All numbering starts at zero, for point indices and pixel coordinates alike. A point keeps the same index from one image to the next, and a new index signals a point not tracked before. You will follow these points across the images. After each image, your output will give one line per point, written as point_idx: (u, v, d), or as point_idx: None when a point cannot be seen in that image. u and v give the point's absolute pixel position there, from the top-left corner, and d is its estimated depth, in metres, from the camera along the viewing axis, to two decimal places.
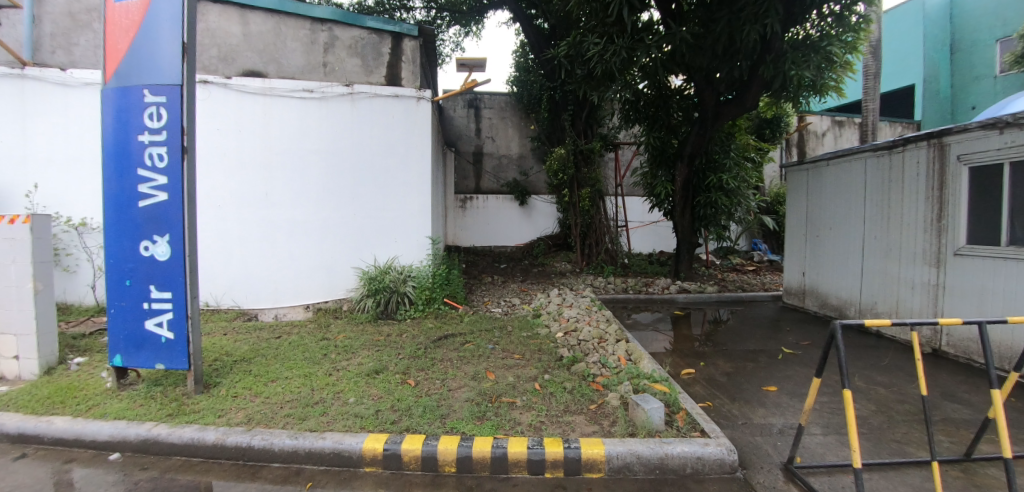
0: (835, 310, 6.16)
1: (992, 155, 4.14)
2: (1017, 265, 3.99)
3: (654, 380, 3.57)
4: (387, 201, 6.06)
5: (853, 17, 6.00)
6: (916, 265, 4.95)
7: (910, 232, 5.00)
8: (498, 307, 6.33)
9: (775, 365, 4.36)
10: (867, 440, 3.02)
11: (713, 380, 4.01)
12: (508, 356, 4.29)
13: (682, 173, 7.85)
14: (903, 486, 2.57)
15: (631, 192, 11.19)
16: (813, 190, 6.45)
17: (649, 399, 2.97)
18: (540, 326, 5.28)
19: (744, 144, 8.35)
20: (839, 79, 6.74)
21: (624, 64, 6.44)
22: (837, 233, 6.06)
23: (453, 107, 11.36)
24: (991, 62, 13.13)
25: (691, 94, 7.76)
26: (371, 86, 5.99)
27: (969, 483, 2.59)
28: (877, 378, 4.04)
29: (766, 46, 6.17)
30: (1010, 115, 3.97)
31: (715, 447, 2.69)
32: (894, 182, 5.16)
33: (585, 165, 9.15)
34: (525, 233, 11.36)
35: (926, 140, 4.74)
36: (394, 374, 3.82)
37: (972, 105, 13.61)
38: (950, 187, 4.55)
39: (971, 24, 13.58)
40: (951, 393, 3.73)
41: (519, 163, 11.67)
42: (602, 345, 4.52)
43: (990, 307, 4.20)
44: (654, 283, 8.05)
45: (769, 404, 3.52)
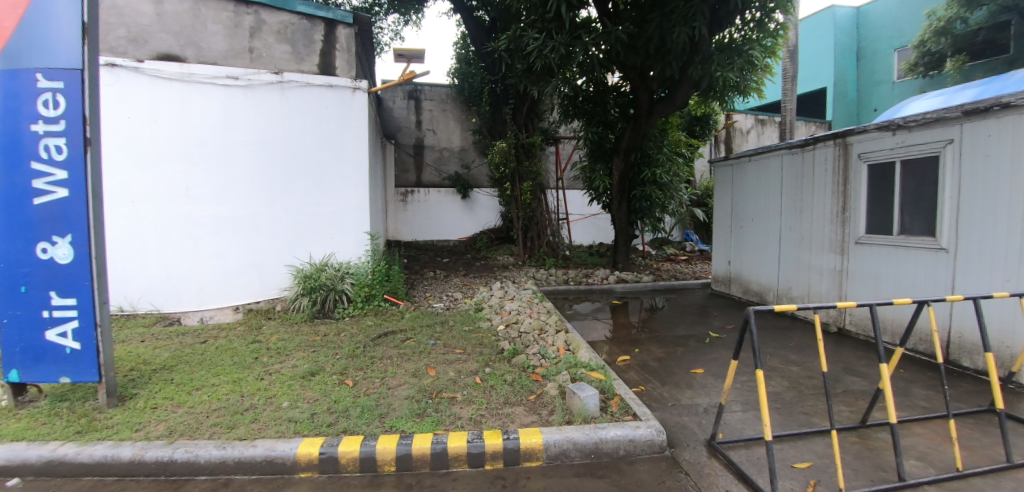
0: (756, 296, 6.65)
1: (887, 154, 4.61)
2: (905, 252, 4.49)
3: (591, 368, 3.71)
4: (322, 196, 5.83)
5: (772, 24, 6.44)
6: (824, 253, 5.44)
7: (819, 223, 5.49)
8: (440, 302, 6.29)
9: (703, 349, 4.66)
10: (780, 414, 3.31)
11: (646, 366, 4.21)
12: (450, 351, 4.28)
13: (619, 167, 8.14)
14: (809, 453, 2.84)
15: (571, 186, 11.45)
16: (737, 184, 6.90)
17: (584, 387, 3.10)
18: (482, 320, 5.31)
19: (676, 140, 8.73)
20: (759, 81, 7.23)
21: (563, 60, 6.56)
22: (757, 225, 6.54)
23: (392, 98, 11.07)
24: (890, 70, 14.55)
25: (627, 91, 8.04)
26: (302, 74, 5.71)
27: (862, 447, 2.93)
28: (790, 357, 4.43)
29: (695, 48, 6.50)
30: (900, 119, 4.43)
31: (645, 429, 2.85)
32: (806, 178, 5.64)
33: (526, 158, 9.24)
34: (467, 227, 11.37)
35: (833, 139, 5.21)
36: (331, 375, 3.71)
37: (874, 107, 15.15)
38: (853, 182, 5.03)
39: (873, 33, 14.99)
40: (851, 367, 4.16)
41: (461, 156, 11.58)
42: (542, 336, 4.63)
43: (884, 290, 4.71)
44: (594, 274, 8.31)
45: (696, 386, 3.77)
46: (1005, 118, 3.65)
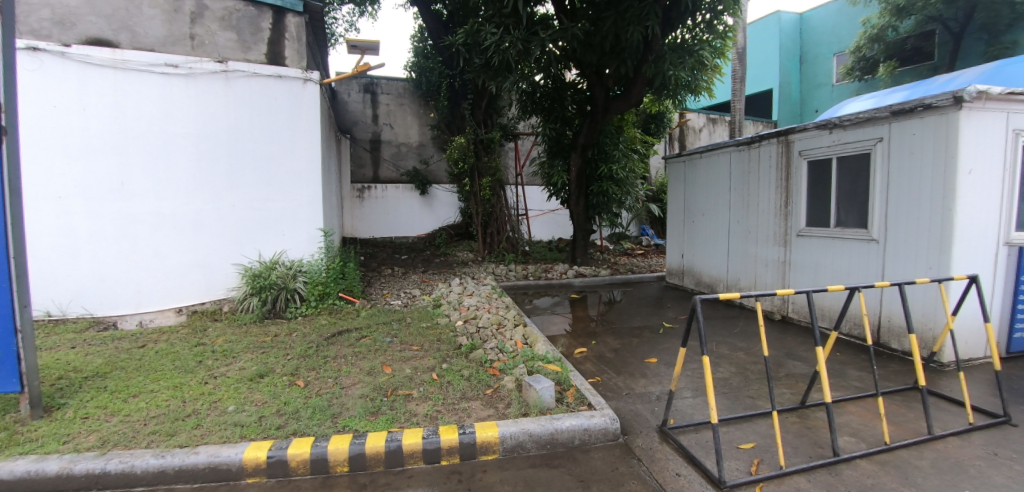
0: (707, 287, 6.91)
1: (825, 150, 4.89)
2: (841, 243, 4.78)
3: (548, 360, 3.75)
4: (271, 191, 5.59)
5: (721, 26, 6.68)
6: (769, 245, 5.72)
7: (764, 217, 5.76)
8: (398, 299, 6.18)
9: (657, 339, 4.81)
10: (728, 398, 3.47)
11: (602, 357, 4.30)
12: (407, 348, 4.22)
13: (576, 163, 8.24)
14: (753, 434, 2.99)
15: (530, 182, 11.51)
16: (689, 180, 7.14)
17: (540, 379, 3.13)
18: (440, 317, 5.26)
19: (631, 136, 8.91)
20: (709, 81, 7.48)
21: (521, 56, 6.57)
22: (708, 219, 6.79)
23: (347, 91, 10.76)
24: (829, 73, 15.44)
25: (584, 88, 8.15)
26: (248, 64, 5.45)
27: (801, 426, 3.11)
28: (738, 344, 4.64)
29: (649, 47, 6.65)
30: (836, 118, 4.71)
31: (599, 418, 2.91)
32: (752, 174, 5.90)
33: (485, 154, 9.21)
34: (426, 223, 11.24)
35: (776, 137, 5.47)
36: (281, 377, 3.58)
37: (815, 108, 16.04)
38: (794, 177, 5.30)
39: (814, 38, 15.86)
40: (793, 352, 4.40)
41: (419, 152, 11.40)
42: (500, 331, 4.65)
43: (823, 279, 5.00)
44: (553, 269, 8.41)
45: (649, 374, 3.88)
46: (927, 118, 3.94)
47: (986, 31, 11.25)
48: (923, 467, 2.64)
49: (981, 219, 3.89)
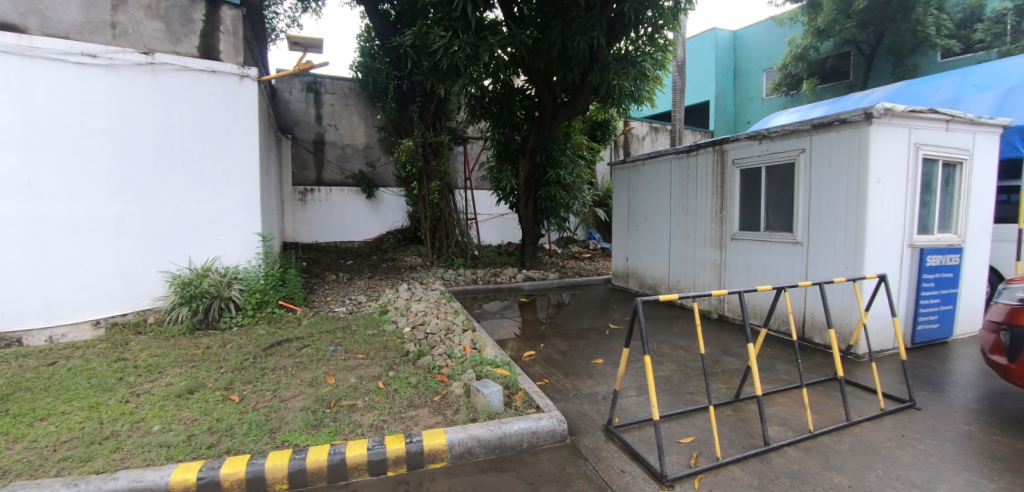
0: (650, 288, 7.19)
1: (755, 159, 5.22)
2: (770, 246, 5.13)
3: (496, 365, 3.77)
4: (203, 193, 5.24)
5: (661, 39, 6.99)
6: (706, 248, 6.03)
7: (702, 222, 6.08)
8: (342, 306, 5.97)
9: (602, 340, 4.95)
10: (669, 395, 3.62)
11: (550, 360, 4.37)
12: (351, 357, 4.10)
13: (525, 168, 8.34)
14: (692, 428, 3.14)
15: (479, 186, 11.52)
16: (633, 186, 7.41)
17: (488, 384, 3.14)
18: (387, 323, 5.13)
19: (578, 143, 9.12)
20: (651, 91, 7.80)
21: (469, 60, 6.56)
22: (651, 224, 7.07)
23: (289, 89, 10.33)
24: (759, 88, 16.54)
25: (532, 94, 8.26)
26: (178, 56, 5.09)
27: (736, 418, 3.30)
28: (678, 342, 4.85)
29: (594, 57, 6.84)
30: (765, 129, 5.05)
31: (547, 420, 2.96)
32: (691, 180, 6.21)
33: (434, 157, 9.09)
34: (372, 227, 10.96)
35: (712, 146, 5.79)
36: (214, 391, 3.36)
37: (748, 120, 17.15)
38: (728, 185, 5.63)
39: (746, 55, 16.97)
40: (728, 349, 4.67)
41: (365, 154, 11.10)
42: (449, 336, 4.61)
43: (754, 280, 5.33)
44: (502, 273, 8.44)
45: (596, 375, 3.99)
46: (843, 132, 4.32)
47: (892, 54, 12.51)
48: (842, 451, 2.88)
49: (888, 224, 4.30)
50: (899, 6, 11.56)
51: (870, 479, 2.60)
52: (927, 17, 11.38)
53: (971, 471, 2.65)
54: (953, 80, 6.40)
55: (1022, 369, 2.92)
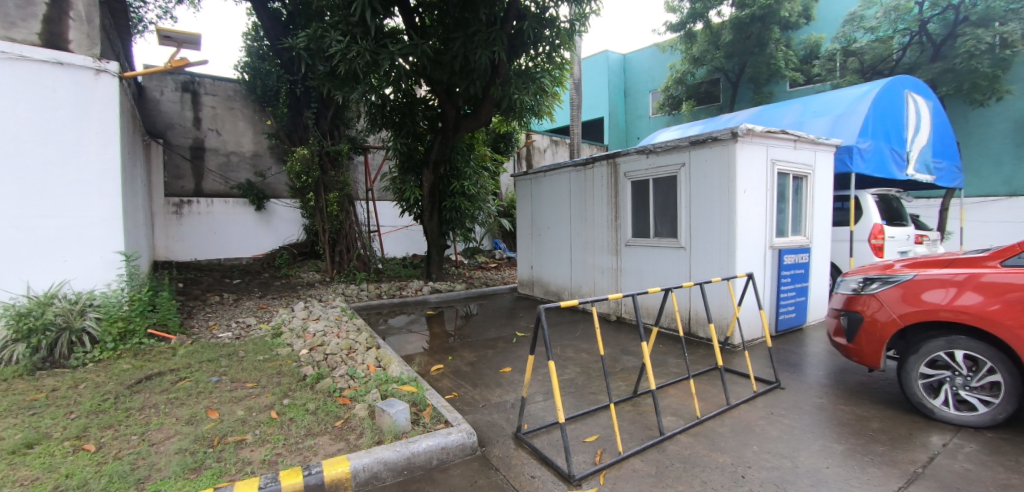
0: (553, 295, 7.47)
1: (644, 172, 5.69)
2: (659, 251, 5.60)
3: (402, 382, 3.67)
4: (46, 206, 4.44)
5: (559, 58, 7.31)
6: (603, 255, 6.43)
7: (599, 230, 6.46)
8: (227, 331, 5.39)
9: (510, 348, 5.03)
10: (574, 397, 3.79)
11: (459, 372, 4.35)
12: (239, 387, 3.72)
13: (429, 179, 8.29)
14: (595, 427, 3.31)
15: (382, 197, 11.16)
16: (535, 197, 7.68)
17: (394, 403, 3.04)
18: (281, 347, 4.72)
19: (483, 155, 9.12)
20: (550, 106, 8.14)
21: (369, 67, 6.35)
22: (553, 233, 7.35)
23: (160, 88, 9.21)
24: (646, 107, 18.11)
25: (435, 104, 8.20)
26: (11, 43, 4.30)
27: (634, 412, 3.54)
28: (581, 345, 5.10)
29: (496, 71, 6.96)
30: (652, 145, 5.51)
31: (456, 434, 2.93)
32: (588, 191, 6.58)
33: (331, 167, 8.66)
34: (262, 242, 10.10)
35: (605, 159, 6.19)
36: (61, 442, 2.84)
37: (637, 136, 18.65)
38: (621, 195, 6.06)
39: (634, 76, 18.48)
40: (626, 348, 5.00)
41: (253, 162, 10.17)
42: (351, 356, 4.39)
43: (646, 283, 5.78)
44: (407, 286, 8.24)
45: (504, 383, 4.04)
46: (715, 148, 4.88)
47: (752, 82, 14.44)
48: (724, 433, 3.22)
49: (753, 229, 4.91)
50: (757, 41, 13.39)
51: (747, 455, 2.93)
52: (778, 53, 13.31)
53: (824, 438, 3.11)
54: (796, 107, 7.47)
55: (860, 348, 3.51)
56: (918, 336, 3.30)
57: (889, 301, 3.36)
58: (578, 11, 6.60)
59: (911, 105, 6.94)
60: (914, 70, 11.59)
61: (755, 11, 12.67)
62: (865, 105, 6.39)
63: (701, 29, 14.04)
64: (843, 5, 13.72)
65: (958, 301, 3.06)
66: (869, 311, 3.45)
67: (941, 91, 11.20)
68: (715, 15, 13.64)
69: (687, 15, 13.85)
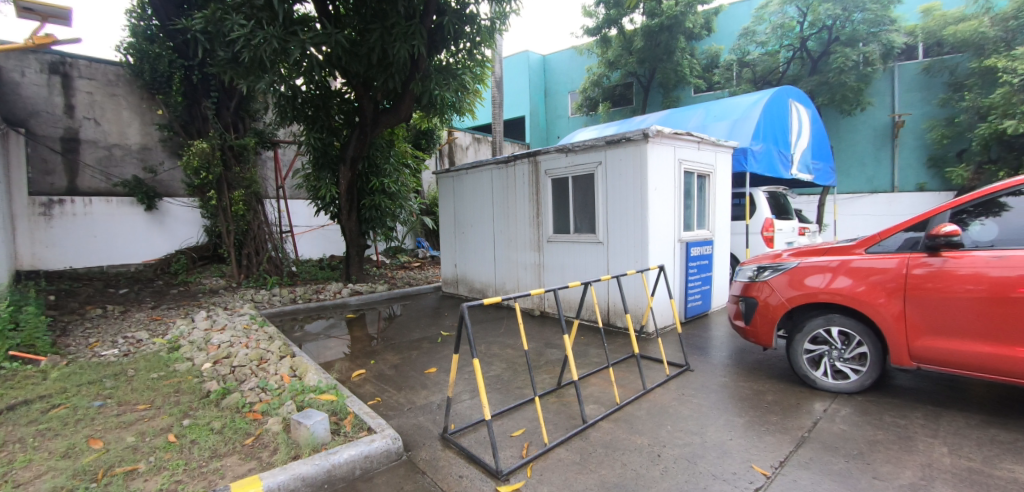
0: (478, 292, 7.49)
1: (563, 170, 5.85)
2: (579, 246, 5.80)
3: (320, 391, 3.49)
4: None
5: (479, 55, 7.27)
6: (526, 251, 6.54)
7: (521, 226, 6.56)
8: (113, 348, 4.78)
9: (435, 348, 4.97)
10: (500, 392, 3.83)
11: (382, 376, 4.22)
12: (129, 410, 3.32)
13: (346, 176, 7.93)
14: (522, 420, 3.37)
15: (294, 195, 10.49)
16: (458, 194, 7.63)
17: (311, 414, 2.88)
18: (179, 362, 4.28)
19: (403, 151, 8.88)
20: (472, 103, 8.09)
21: (277, 55, 5.91)
22: (476, 230, 7.35)
23: (19, 68, 7.93)
24: (565, 107, 18.69)
25: (351, 98, 7.84)
26: None
27: (559, 404, 3.65)
28: (506, 341, 5.16)
29: (415, 65, 6.79)
30: (571, 143, 5.68)
31: (380, 441, 2.84)
32: (510, 189, 6.65)
33: (236, 163, 7.96)
34: (154, 246, 9.08)
35: (526, 157, 6.29)
36: None
37: (557, 135, 19.19)
38: (542, 193, 6.19)
39: (554, 77, 18.98)
40: (550, 342, 5.14)
41: (142, 157, 9.07)
42: (262, 367, 4.10)
43: (567, 277, 5.98)
44: (325, 289, 7.83)
45: (429, 384, 3.99)
46: (629, 148, 5.14)
47: (661, 87, 15.40)
48: (641, 416, 3.42)
49: (663, 224, 5.24)
50: (665, 49, 14.31)
51: (663, 434, 3.14)
52: (684, 61, 14.32)
53: (727, 413, 3.41)
54: (699, 112, 8.08)
55: (756, 329, 3.89)
56: (803, 316, 3.72)
57: (779, 286, 3.76)
58: (498, 9, 6.61)
59: (795, 112, 7.79)
60: (796, 82, 13.03)
61: (663, 20, 13.54)
62: (757, 111, 7.06)
63: (616, 35, 14.75)
64: (738, 20, 15.06)
65: (833, 284, 3.48)
66: (763, 296, 3.85)
67: (818, 101, 12.74)
68: (628, 21, 14.37)
69: (602, 20, 14.44)
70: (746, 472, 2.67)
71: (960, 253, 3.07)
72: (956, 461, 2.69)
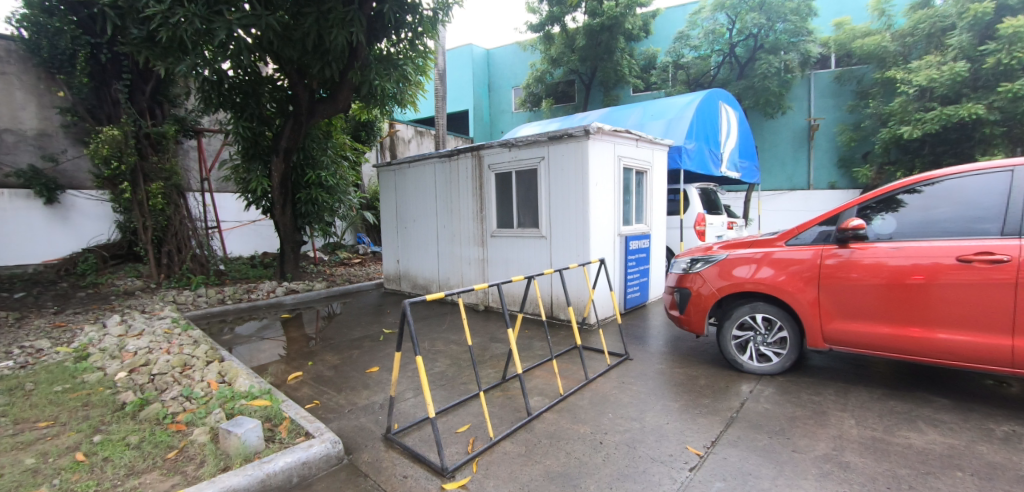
0: (421, 288, 7.37)
1: (506, 165, 5.86)
2: (523, 241, 5.84)
3: (252, 397, 3.29)
4: None
5: (421, 47, 7.11)
6: (469, 246, 6.50)
7: (465, 221, 6.51)
8: (6, 359, 4.24)
9: (377, 347, 4.83)
10: (445, 389, 3.79)
11: (320, 377, 4.05)
12: (27, 428, 2.96)
13: (279, 168, 7.51)
14: (467, 416, 3.36)
15: (221, 188, 9.81)
16: (400, 189, 7.44)
17: (241, 422, 2.71)
18: (88, 373, 3.87)
19: (341, 143, 8.55)
20: (414, 95, 7.90)
21: (200, 35, 5.46)
22: (419, 225, 7.21)
23: None
24: (509, 102, 18.77)
25: (284, 86, 7.42)
26: None
27: (504, 397, 3.67)
28: (451, 338, 5.10)
29: (354, 53, 6.53)
30: (514, 138, 5.69)
31: (319, 446, 2.72)
32: (453, 183, 6.58)
33: (153, 152, 7.30)
34: (58, 243, 8.17)
35: (470, 151, 6.24)
36: None
37: (500, 131, 19.22)
38: (485, 188, 6.17)
39: (498, 71, 18.99)
40: (495, 336, 5.15)
41: (39, 144, 8.11)
42: (187, 374, 3.81)
43: (511, 272, 6.01)
44: (258, 287, 7.41)
45: (371, 384, 3.87)
46: (570, 144, 5.24)
47: (602, 85, 15.83)
48: (584, 405, 3.51)
49: (603, 219, 5.39)
50: (605, 49, 14.72)
51: (604, 422, 3.24)
52: (624, 61, 14.78)
53: (664, 398, 3.57)
54: (637, 111, 8.38)
55: (689, 318, 4.10)
56: (731, 304, 3.97)
57: (709, 277, 3.98)
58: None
59: (724, 114, 8.26)
60: (725, 85, 13.86)
61: (604, 20, 13.92)
62: (690, 112, 7.42)
63: (558, 32, 14.98)
64: (673, 23, 15.73)
65: (757, 274, 3.73)
66: (696, 286, 4.06)
67: (745, 104, 13.63)
68: (570, 20, 14.63)
69: (545, 17, 14.79)
70: (681, 454, 2.81)
71: (865, 245, 3.39)
72: (862, 432, 2.98)
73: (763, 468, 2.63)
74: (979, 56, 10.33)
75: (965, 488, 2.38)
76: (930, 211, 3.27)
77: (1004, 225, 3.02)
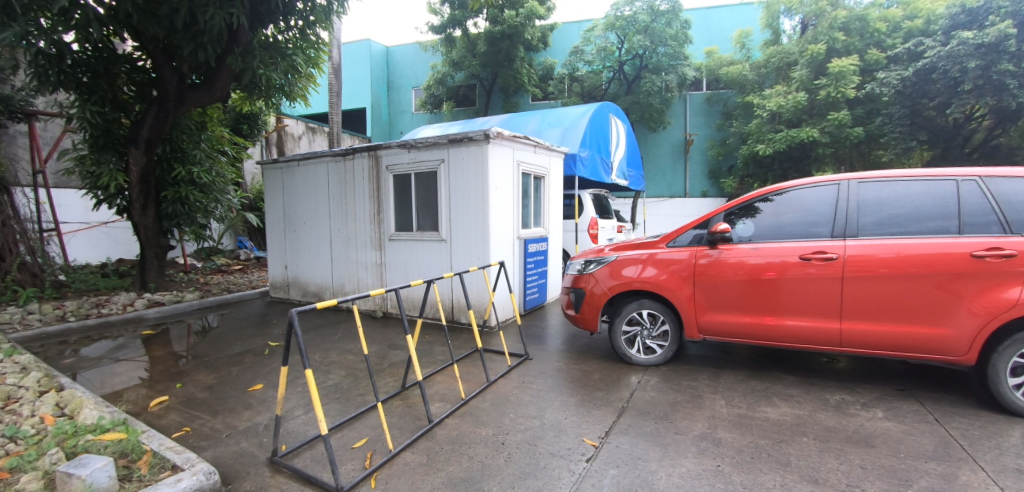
0: (312, 295, 6.88)
1: (405, 166, 5.71)
2: (423, 244, 5.73)
3: (102, 430, 2.81)
4: None
5: (313, 37, 6.63)
6: (366, 250, 6.22)
7: (361, 224, 6.22)
8: None
9: (261, 362, 4.40)
10: (339, 402, 3.57)
11: (192, 400, 3.58)
12: None
13: (139, 161, 6.54)
14: (364, 429, 3.19)
15: (60, 183, 8.27)
16: (288, 188, 6.89)
17: (87, 461, 2.30)
18: None
19: (218, 136, 7.70)
20: (304, 88, 7.35)
21: None
22: (310, 228, 6.74)
23: None
24: (409, 102, 18.44)
25: (147, 67, 6.50)
26: None
27: (403, 406, 3.55)
28: (347, 347, 4.83)
29: (234, 37, 5.93)
30: (413, 139, 5.56)
31: (190, 479, 2.40)
32: (348, 184, 6.25)
33: None
34: None
35: (366, 151, 5.97)
36: None
37: (400, 131, 18.78)
38: (383, 189, 5.94)
39: (397, 70, 18.56)
40: (394, 343, 4.97)
41: None
42: (10, 409, 3.13)
43: (410, 276, 5.87)
44: (111, 300, 6.37)
45: (255, 404, 3.52)
46: (471, 147, 5.25)
47: (502, 92, 16.14)
48: (486, 408, 3.52)
49: (503, 222, 5.48)
50: (506, 56, 15.07)
51: (506, 422, 3.28)
52: (523, 69, 15.25)
53: (562, 394, 3.72)
54: (535, 118, 8.68)
55: (584, 316, 4.33)
56: (621, 302, 4.26)
57: (601, 277, 4.24)
58: None
59: (614, 125, 8.88)
60: (615, 99, 14.95)
61: (505, 29, 14.22)
62: (584, 122, 7.86)
63: (460, 36, 15.02)
64: (570, 38, 16.63)
65: (643, 273, 4.05)
66: (589, 286, 4.29)
67: (632, 118, 14.81)
68: (471, 25, 14.75)
69: (447, 20, 14.71)
70: (579, 446, 2.94)
71: (730, 246, 3.85)
72: (730, 410, 3.36)
73: (650, 451, 2.85)
74: (815, 88, 12.28)
75: (809, 451, 2.79)
76: (779, 217, 3.80)
77: (834, 229, 3.61)
